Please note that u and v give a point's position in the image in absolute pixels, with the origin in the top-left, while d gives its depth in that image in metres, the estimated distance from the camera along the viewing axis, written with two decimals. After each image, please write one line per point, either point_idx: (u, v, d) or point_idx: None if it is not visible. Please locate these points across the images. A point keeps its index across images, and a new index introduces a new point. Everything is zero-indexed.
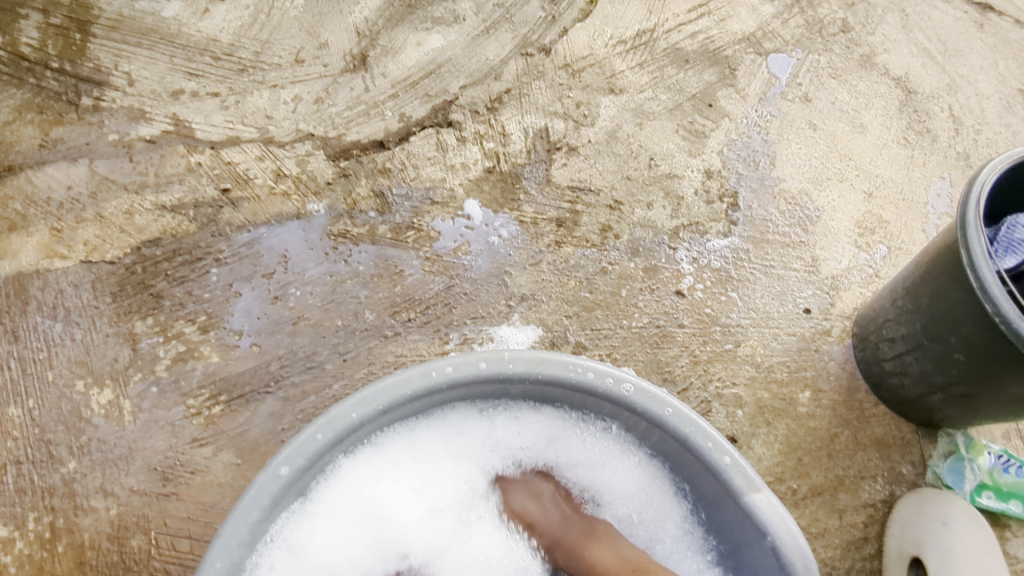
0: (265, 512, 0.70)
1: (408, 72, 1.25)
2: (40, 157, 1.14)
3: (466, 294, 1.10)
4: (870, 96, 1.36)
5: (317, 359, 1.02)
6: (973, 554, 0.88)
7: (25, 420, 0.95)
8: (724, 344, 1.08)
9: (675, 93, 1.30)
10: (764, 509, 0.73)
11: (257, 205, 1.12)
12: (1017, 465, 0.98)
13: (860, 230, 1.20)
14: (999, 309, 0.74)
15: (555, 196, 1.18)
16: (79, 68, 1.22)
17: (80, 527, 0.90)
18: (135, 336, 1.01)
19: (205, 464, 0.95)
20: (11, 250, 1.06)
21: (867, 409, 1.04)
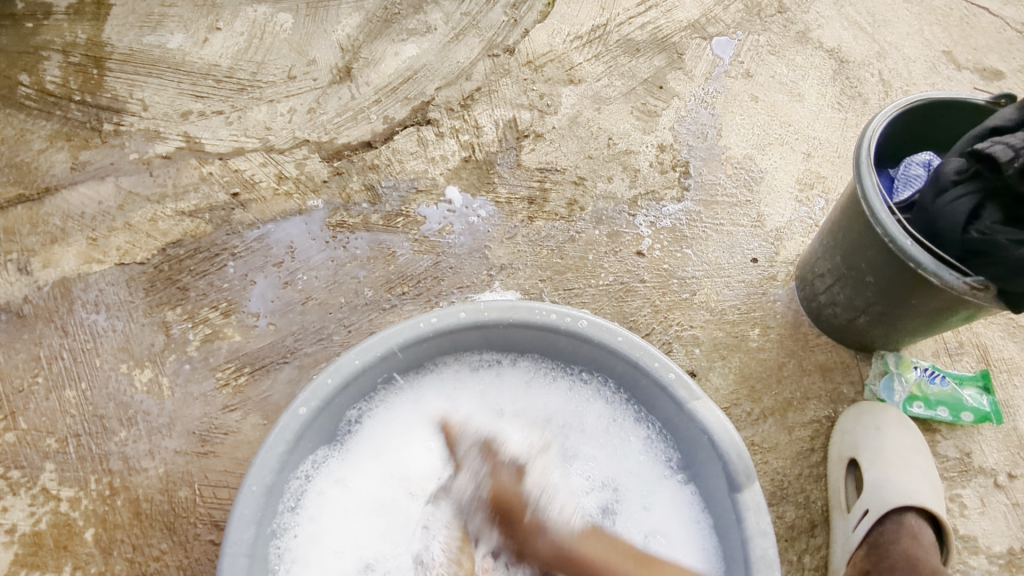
0: (289, 444, 0.85)
1: (388, 79, 1.41)
2: (72, 178, 1.30)
3: (452, 268, 1.25)
4: (806, 68, 1.50)
5: (326, 333, 1.18)
6: (899, 452, 1.03)
7: (80, 400, 1.11)
8: (681, 293, 1.22)
9: (629, 79, 1.45)
10: (703, 412, 0.88)
11: (264, 205, 1.28)
12: (941, 376, 1.13)
13: (801, 186, 1.35)
14: (886, 231, 0.89)
15: (525, 178, 1.33)
16: (98, 99, 1.39)
17: (134, 484, 1.05)
18: (168, 324, 1.17)
19: (235, 426, 1.10)
20: (54, 259, 1.21)
21: (811, 339, 1.18)
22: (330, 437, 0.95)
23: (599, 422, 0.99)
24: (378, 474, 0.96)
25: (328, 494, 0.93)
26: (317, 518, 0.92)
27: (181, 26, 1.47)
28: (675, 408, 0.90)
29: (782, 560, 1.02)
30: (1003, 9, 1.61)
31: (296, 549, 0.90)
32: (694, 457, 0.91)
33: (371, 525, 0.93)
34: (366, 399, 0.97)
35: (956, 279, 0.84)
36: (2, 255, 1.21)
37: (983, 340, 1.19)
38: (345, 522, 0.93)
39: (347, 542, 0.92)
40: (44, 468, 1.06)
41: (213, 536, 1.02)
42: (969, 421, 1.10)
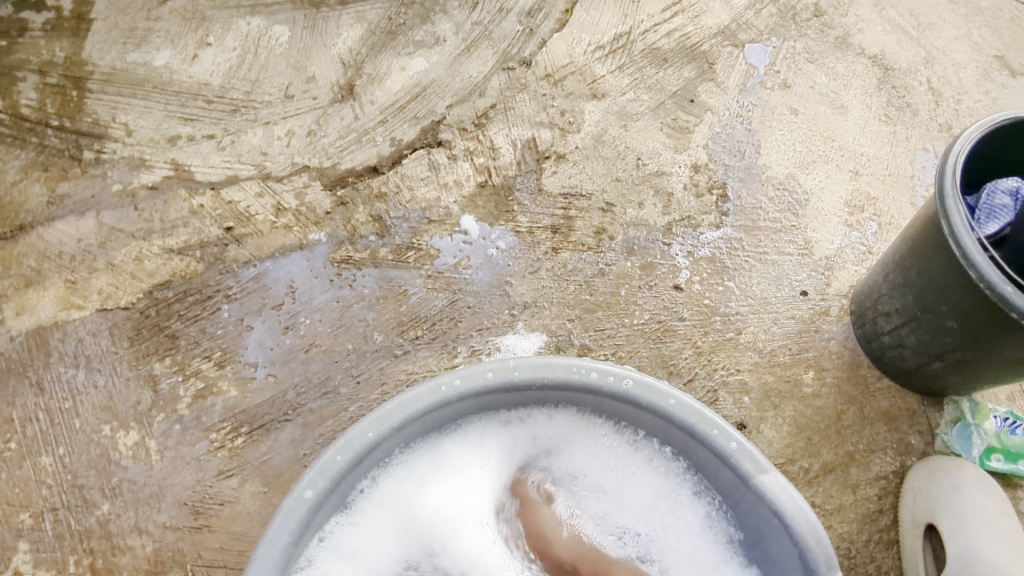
0: (293, 535, 0.73)
1: (394, 97, 1.29)
2: (49, 214, 1.18)
3: (470, 307, 1.13)
4: (848, 76, 1.38)
5: (332, 384, 1.06)
6: (983, 517, 0.91)
7: (57, 468, 0.99)
8: (725, 333, 1.10)
9: (657, 92, 1.33)
10: (774, 490, 0.76)
11: (260, 240, 1.15)
12: (1021, 425, 1.01)
13: (850, 209, 1.22)
14: (982, 275, 0.78)
15: (548, 204, 1.21)
16: (78, 124, 1.27)
17: (119, 566, 0.93)
18: (155, 377, 1.05)
19: (233, 495, 0.98)
20: (29, 305, 1.09)
21: (872, 383, 1.06)
22: (340, 511, 0.82)
23: (653, 497, 0.88)
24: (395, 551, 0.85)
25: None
26: None
27: (168, 42, 1.35)
28: (739, 481, 0.79)
29: None
30: None
31: None
32: (762, 538, 0.80)
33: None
34: (381, 469, 0.85)
35: None
36: None
37: None
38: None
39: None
40: (18, 548, 0.94)
41: None
42: None
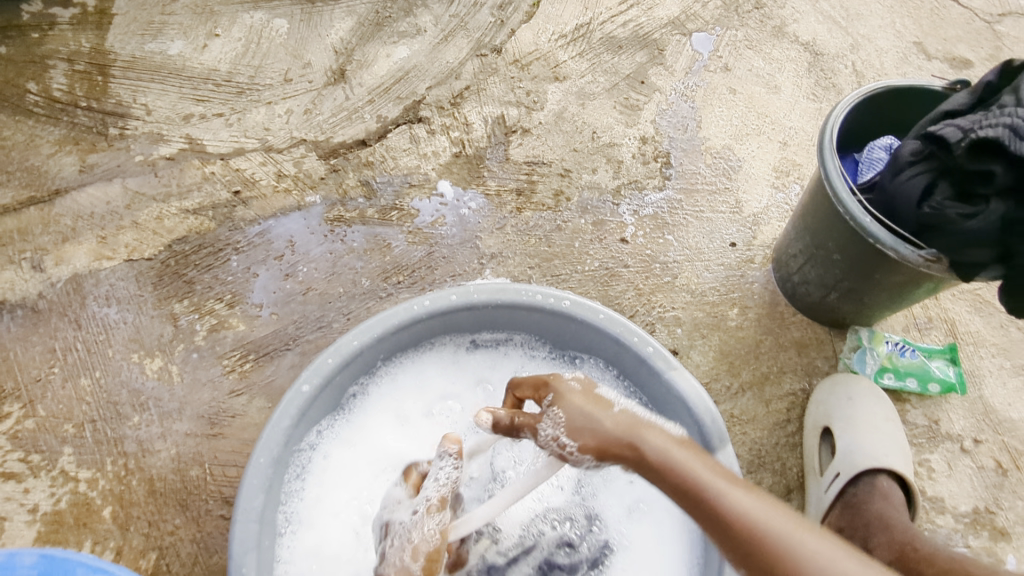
0: (293, 419, 0.91)
1: (381, 80, 1.47)
2: (80, 180, 1.36)
3: (445, 257, 1.31)
4: (782, 61, 1.56)
5: (326, 321, 1.24)
6: (869, 419, 1.08)
7: (95, 388, 1.17)
8: (663, 277, 1.28)
9: (612, 75, 1.51)
10: (680, 383, 0.95)
11: (264, 201, 1.34)
12: (910, 349, 1.19)
13: (777, 173, 1.41)
14: (847, 210, 0.96)
15: (513, 171, 1.39)
16: (103, 105, 1.45)
17: (149, 464, 1.11)
18: (176, 315, 1.23)
19: (242, 409, 1.16)
20: (66, 256, 1.27)
21: (787, 318, 1.25)
22: (335, 407, 1.01)
23: None
24: (382, 440, 1.03)
25: (334, 463, 1.00)
26: (324, 483, 0.98)
27: (181, 34, 1.53)
28: (654, 379, 0.97)
29: None
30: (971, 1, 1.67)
31: (302, 512, 0.95)
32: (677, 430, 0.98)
33: (374, 486, 1.00)
34: (366, 377, 1.03)
35: (911, 253, 0.91)
36: (16, 254, 1.27)
37: (950, 315, 1.26)
38: (349, 482, 0.99)
39: (347, 503, 0.98)
40: (63, 451, 1.12)
41: (224, 511, 1.08)
42: (936, 391, 1.17)
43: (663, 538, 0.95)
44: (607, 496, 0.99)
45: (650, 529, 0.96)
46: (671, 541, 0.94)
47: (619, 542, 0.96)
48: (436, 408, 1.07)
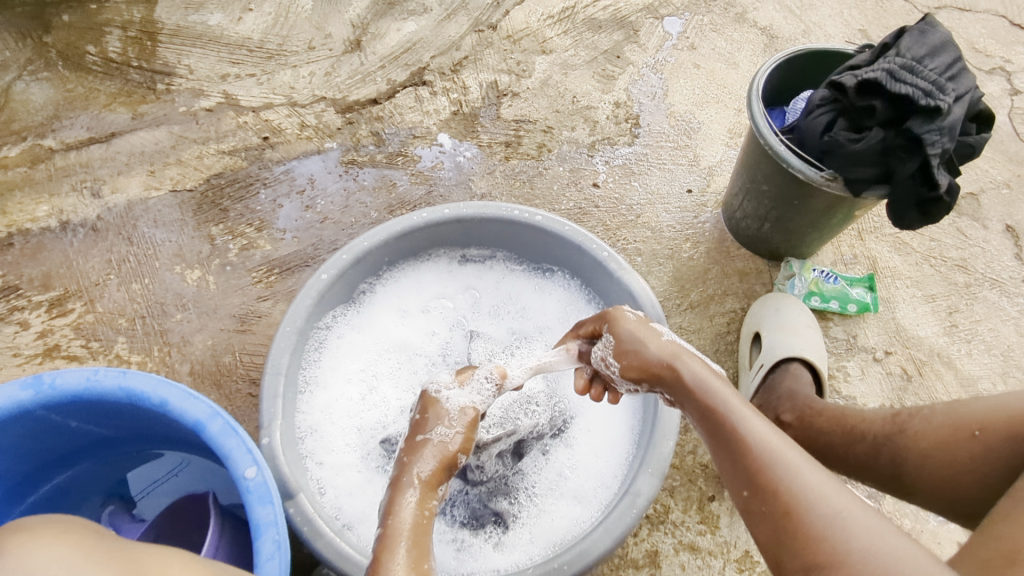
0: (314, 300, 1.11)
1: (392, 50, 1.70)
2: (132, 126, 1.59)
3: (442, 196, 1.53)
4: (742, 42, 1.79)
5: (339, 244, 1.46)
6: (794, 324, 1.28)
7: (145, 291, 1.40)
8: (628, 216, 1.50)
9: (592, 50, 1.74)
10: (630, 281, 1.15)
11: (289, 146, 1.56)
12: (834, 277, 1.40)
13: (731, 135, 1.63)
14: (767, 141, 1.18)
15: (503, 127, 1.62)
16: (152, 65, 1.68)
17: (189, 352, 1.34)
18: (213, 236, 1.45)
19: (268, 311, 1.38)
20: (121, 186, 1.50)
21: (732, 251, 1.47)
22: (346, 299, 1.22)
23: (559, 305, 1.29)
24: (384, 328, 1.25)
25: (345, 343, 1.21)
26: (336, 358, 1.20)
27: (219, 8, 1.77)
28: (609, 279, 1.18)
29: None
30: None
31: (319, 378, 1.17)
32: None
33: (380, 363, 1.22)
34: (374, 276, 1.24)
35: (815, 174, 1.14)
36: (78, 184, 1.50)
37: (872, 253, 1.47)
38: (357, 358, 1.21)
39: (357, 372, 1.20)
40: (118, 339, 1.35)
41: (251, 390, 1.31)
42: (854, 311, 1.38)
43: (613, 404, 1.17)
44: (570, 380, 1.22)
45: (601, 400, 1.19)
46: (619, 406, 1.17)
47: (577, 411, 1.18)
48: (430, 306, 1.29)
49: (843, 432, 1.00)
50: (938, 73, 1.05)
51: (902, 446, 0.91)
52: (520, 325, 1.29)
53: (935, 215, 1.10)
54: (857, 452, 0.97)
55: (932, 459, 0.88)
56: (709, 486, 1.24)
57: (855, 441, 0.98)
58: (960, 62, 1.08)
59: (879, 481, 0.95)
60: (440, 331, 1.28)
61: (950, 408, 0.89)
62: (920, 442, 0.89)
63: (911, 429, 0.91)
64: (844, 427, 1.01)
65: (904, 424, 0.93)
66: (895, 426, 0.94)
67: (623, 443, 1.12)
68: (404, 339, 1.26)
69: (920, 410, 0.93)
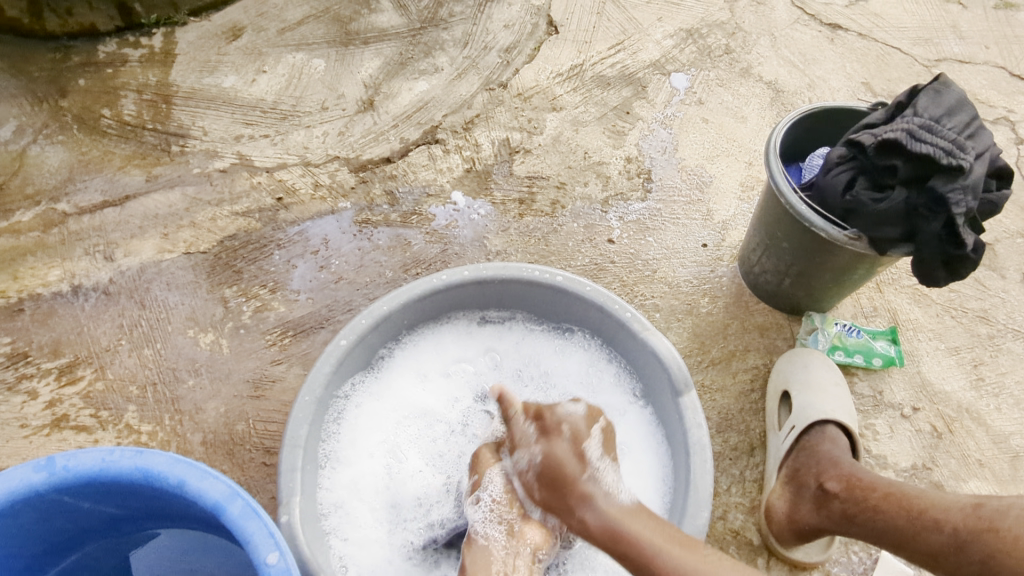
0: (334, 366, 1.08)
1: (404, 109, 1.72)
2: (146, 188, 1.59)
3: (457, 254, 1.53)
4: (748, 96, 1.82)
5: (354, 305, 1.45)
6: (822, 382, 1.26)
7: (157, 357, 1.37)
8: (644, 271, 1.49)
9: (601, 106, 1.76)
10: (654, 341, 1.13)
11: (303, 207, 1.56)
12: (857, 330, 1.38)
13: (743, 188, 1.64)
14: (787, 200, 1.18)
15: (516, 184, 1.62)
16: (166, 127, 1.69)
17: (201, 419, 1.31)
18: (226, 298, 1.44)
19: (282, 375, 1.36)
20: (134, 250, 1.50)
21: (751, 306, 1.45)
22: (365, 366, 1.19)
23: (582, 365, 1.26)
24: (404, 395, 1.23)
25: (365, 412, 1.19)
26: (355, 427, 1.17)
27: (233, 70, 1.79)
28: (633, 340, 1.16)
29: (726, 473, 1.26)
30: (912, 48, 1.93)
31: (339, 450, 1.14)
32: (651, 383, 1.17)
33: (401, 433, 1.19)
34: (393, 341, 1.22)
35: (838, 232, 1.13)
36: (91, 247, 1.49)
37: (892, 305, 1.46)
38: (378, 428, 1.19)
39: (378, 444, 1.17)
40: (128, 408, 1.32)
41: (265, 459, 1.27)
42: (878, 365, 1.36)
43: (645, 472, 1.14)
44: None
45: (634, 466, 1.16)
46: (650, 471, 1.13)
47: None
48: (451, 370, 1.27)
49: (910, 517, 0.96)
50: (957, 132, 1.06)
51: (994, 548, 0.86)
52: (545, 392, 1.27)
53: (961, 272, 1.10)
54: (932, 540, 0.92)
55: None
56: (741, 555, 1.19)
57: (928, 529, 0.93)
58: (977, 120, 1.09)
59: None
60: (462, 397, 1.25)
61: None
62: (1016, 548, 0.84)
63: (1006, 531, 0.86)
64: (910, 512, 0.96)
65: (992, 520, 0.88)
66: (982, 523, 0.89)
67: (655, 514, 1.09)
68: (425, 406, 1.23)
69: (1011, 508, 0.87)
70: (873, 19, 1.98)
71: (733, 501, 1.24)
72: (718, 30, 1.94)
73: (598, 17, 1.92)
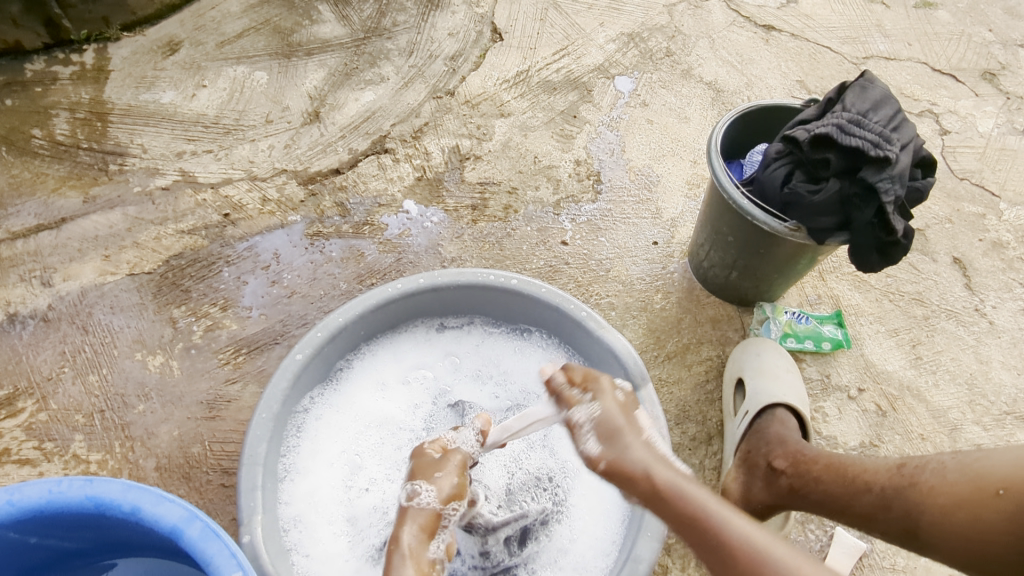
0: (290, 381, 1.06)
1: (351, 120, 1.71)
2: (84, 209, 1.53)
3: (411, 262, 1.52)
4: (690, 97, 1.87)
5: (309, 319, 1.42)
6: (772, 368, 1.30)
7: (103, 383, 1.32)
8: (598, 271, 1.52)
9: (549, 111, 1.79)
10: (609, 338, 1.16)
11: (251, 222, 1.53)
12: (805, 316, 1.44)
13: (689, 186, 1.69)
14: (731, 196, 1.21)
15: (468, 190, 1.63)
16: (103, 146, 1.64)
17: (153, 444, 1.26)
18: (174, 318, 1.40)
19: (237, 394, 1.32)
20: (73, 273, 1.44)
21: (703, 299, 1.49)
22: (324, 378, 1.18)
23: (541, 364, 1.27)
24: (364, 405, 1.21)
25: (324, 425, 1.17)
26: (315, 441, 1.15)
27: (171, 85, 1.75)
28: (590, 338, 1.18)
29: (687, 463, 1.29)
30: (841, 47, 2.02)
31: (298, 463, 1.12)
32: (609, 379, 1.19)
33: (361, 441, 1.18)
34: (352, 351, 1.21)
35: (780, 225, 1.17)
36: (26, 273, 1.43)
37: (835, 292, 1.52)
38: (339, 439, 1.17)
39: (338, 455, 1.16)
40: (74, 438, 1.26)
41: (223, 481, 1.23)
42: (828, 348, 1.42)
43: None
44: (559, 438, 1.19)
45: None
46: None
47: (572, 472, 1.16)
48: (411, 377, 1.26)
49: (845, 482, 1.01)
50: (883, 125, 1.12)
51: (917, 501, 0.92)
52: (504, 391, 1.27)
53: (894, 257, 1.16)
54: (863, 502, 0.97)
55: (953, 512, 0.88)
56: None
57: (860, 491, 0.98)
58: (900, 113, 1.16)
59: (890, 533, 0.95)
60: (424, 403, 1.24)
61: (958, 460, 0.91)
62: (934, 499, 0.90)
63: (925, 483, 0.92)
64: (845, 478, 1.01)
65: (913, 477, 0.94)
66: (904, 479, 0.95)
67: (617, 507, 1.10)
68: (386, 414, 1.22)
69: (928, 463, 0.94)
70: (804, 20, 2.07)
71: None
72: (659, 33, 1.99)
73: (541, 23, 1.95)
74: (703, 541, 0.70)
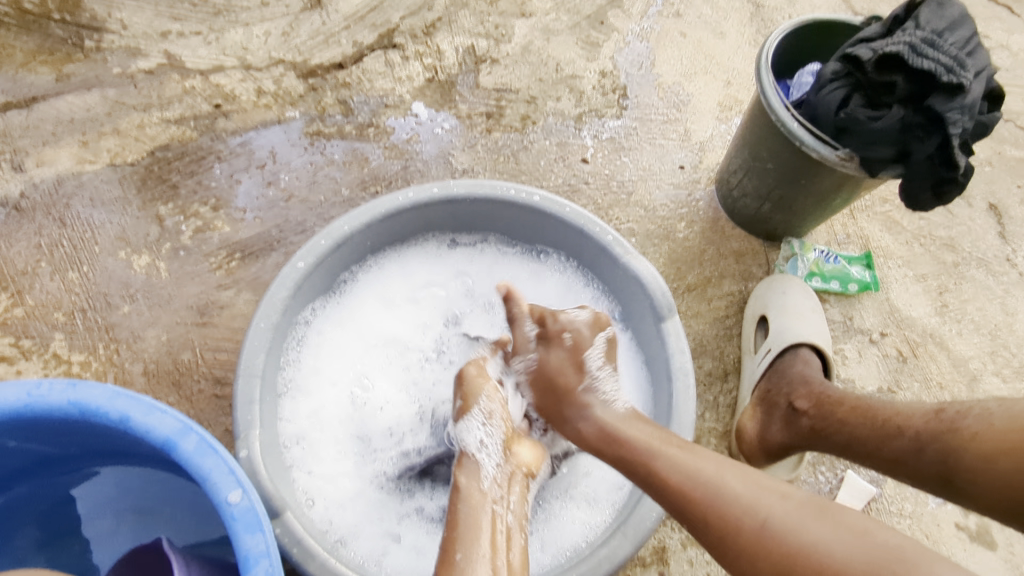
0: (290, 291, 0.97)
1: (356, 8, 1.53)
2: (57, 89, 1.38)
3: (419, 171, 1.41)
4: (728, 10, 1.70)
5: (307, 226, 1.32)
6: (798, 306, 1.24)
7: (84, 280, 1.23)
8: (620, 194, 1.42)
9: (574, 15, 1.62)
10: (636, 265, 1.07)
11: (245, 115, 1.40)
12: (833, 256, 1.38)
13: (721, 108, 1.57)
14: (780, 119, 1.11)
15: (483, 97, 1.49)
16: (77, 17, 1.45)
17: (139, 348, 1.19)
18: (161, 216, 1.29)
19: (230, 301, 1.24)
20: (48, 159, 1.31)
21: (727, 231, 1.41)
22: (326, 290, 1.10)
23: (557, 289, 1.20)
24: (368, 321, 1.14)
25: (325, 340, 1.10)
26: (315, 357, 1.08)
27: None
28: (614, 264, 1.09)
29: (700, 399, 1.25)
30: None
31: (298, 378, 1.06)
32: (630, 308, 1.12)
33: (366, 359, 1.12)
34: (357, 263, 1.12)
35: (831, 153, 1.08)
36: None
37: (865, 232, 1.44)
38: (341, 356, 1.10)
39: (341, 372, 1.10)
40: (54, 336, 1.18)
41: (215, 391, 1.17)
42: (854, 290, 1.36)
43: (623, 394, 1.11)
44: None
45: None
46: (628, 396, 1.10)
47: None
48: (419, 295, 1.18)
49: (873, 426, 0.94)
50: (957, 48, 1.01)
51: (954, 448, 0.82)
52: None
53: (949, 197, 1.07)
54: (895, 447, 0.90)
55: (995, 462, 0.77)
56: None
57: (891, 435, 0.91)
58: (977, 37, 1.04)
59: (926, 481, 0.87)
60: (433, 322, 1.17)
61: (1007, 408, 0.80)
62: (975, 446, 0.80)
63: (966, 430, 0.82)
64: (873, 420, 0.94)
65: (954, 423, 0.84)
66: (944, 425, 0.85)
67: None
68: (392, 332, 1.15)
69: (972, 409, 0.83)
70: None
71: (706, 426, 1.23)
72: None
73: None
74: (660, 486, 0.78)
